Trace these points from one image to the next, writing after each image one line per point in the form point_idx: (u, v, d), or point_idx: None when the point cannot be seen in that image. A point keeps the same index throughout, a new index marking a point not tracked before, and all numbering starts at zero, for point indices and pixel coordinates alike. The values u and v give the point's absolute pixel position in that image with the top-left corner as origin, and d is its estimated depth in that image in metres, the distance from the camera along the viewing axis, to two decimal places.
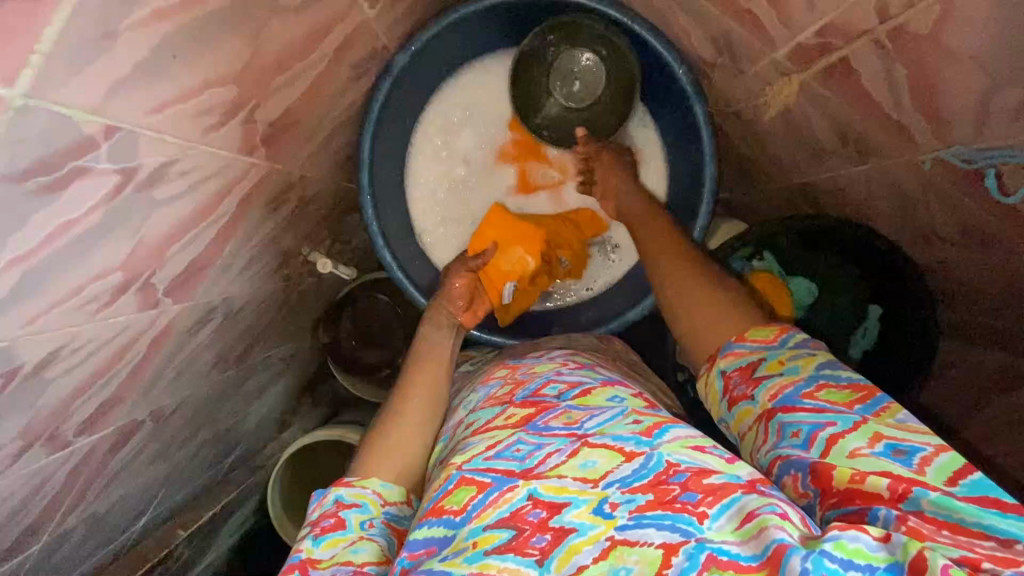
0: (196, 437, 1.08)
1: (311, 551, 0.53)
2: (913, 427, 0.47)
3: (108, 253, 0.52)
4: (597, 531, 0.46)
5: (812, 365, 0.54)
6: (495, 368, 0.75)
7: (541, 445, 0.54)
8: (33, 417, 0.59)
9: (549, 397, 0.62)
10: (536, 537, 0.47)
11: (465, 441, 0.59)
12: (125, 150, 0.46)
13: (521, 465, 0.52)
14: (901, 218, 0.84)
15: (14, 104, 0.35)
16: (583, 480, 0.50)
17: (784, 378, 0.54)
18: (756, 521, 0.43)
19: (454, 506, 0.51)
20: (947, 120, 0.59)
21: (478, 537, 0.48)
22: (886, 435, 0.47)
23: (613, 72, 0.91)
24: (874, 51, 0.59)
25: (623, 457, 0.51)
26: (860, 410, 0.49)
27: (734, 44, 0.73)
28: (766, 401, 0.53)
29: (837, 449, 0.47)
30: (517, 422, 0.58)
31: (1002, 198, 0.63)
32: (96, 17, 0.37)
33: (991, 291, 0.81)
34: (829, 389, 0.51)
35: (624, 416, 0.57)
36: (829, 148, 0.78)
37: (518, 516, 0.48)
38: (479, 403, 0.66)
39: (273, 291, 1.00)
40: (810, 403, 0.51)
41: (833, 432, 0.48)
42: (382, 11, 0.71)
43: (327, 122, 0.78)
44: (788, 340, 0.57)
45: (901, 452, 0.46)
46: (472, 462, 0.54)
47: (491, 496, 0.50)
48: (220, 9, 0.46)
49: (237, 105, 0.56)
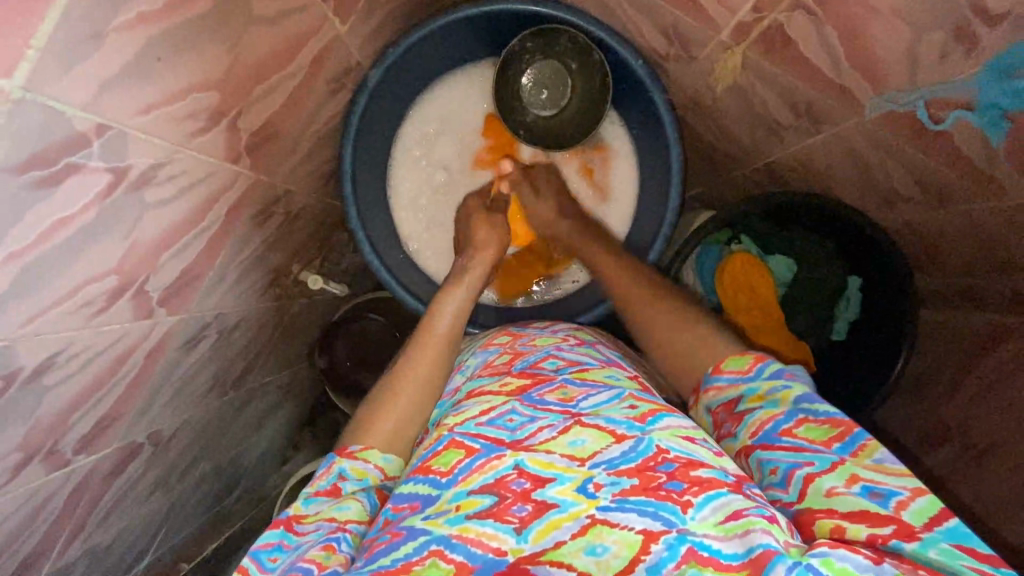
0: (196, 467, 1.07)
1: (300, 509, 0.57)
2: (890, 467, 0.48)
3: (102, 255, 0.55)
4: (578, 509, 0.48)
5: (791, 399, 0.55)
6: (499, 334, 0.78)
7: (534, 418, 0.56)
8: (30, 430, 0.60)
9: (546, 370, 0.65)
10: (517, 505, 0.48)
11: (459, 404, 0.62)
12: (116, 149, 0.49)
13: (511, 435, 0.54)
14: (864, 186, 0.87)
15: (13, 97, 0.38)
16: (570, 457, 0.52)
17: (765, 412, 0.55)
18: (743, 520, 0.46)
19: (441, 468, 0.53)
20: (881, 71, 0.64)
21: (461, 501, 0.49)
22: (863, 477, 0.48)
23: (581, 86, 0.96)
24: (806, 18, 0.64)
25: (612, 438, 0.53)
26: (837, 449, 0.50)
27: (682, 32, 0.79)
28: (747, 438, 0.55)
29: (813, 489, 0.49)
30: (512, 390, 0.61)
31: (934, 125, 0.66)
32: (86, 18, 0.40)
33: (955, 246, 0.84)
34: (807, 425, 0.53)
35: (620, 399, 0.58)
36: (784, 121, 0.83)
37: (502, 483, 0.50)
38: (478, 370, 0.69)
39: (266, 312, 1.01)
40: (788, 441, 0.52)
41: (810, 472, 0.50)
42: (353, 27, 0.77)
43: (307, 136, 0.82)
44: (765, 370, 0.58)
45: (878, 494, 0.47)
46: (464, 425, 0.57)
47: (478, 461, 0.52)
48: (202, 18, 0.51)
49: (220, 112, 0.60)
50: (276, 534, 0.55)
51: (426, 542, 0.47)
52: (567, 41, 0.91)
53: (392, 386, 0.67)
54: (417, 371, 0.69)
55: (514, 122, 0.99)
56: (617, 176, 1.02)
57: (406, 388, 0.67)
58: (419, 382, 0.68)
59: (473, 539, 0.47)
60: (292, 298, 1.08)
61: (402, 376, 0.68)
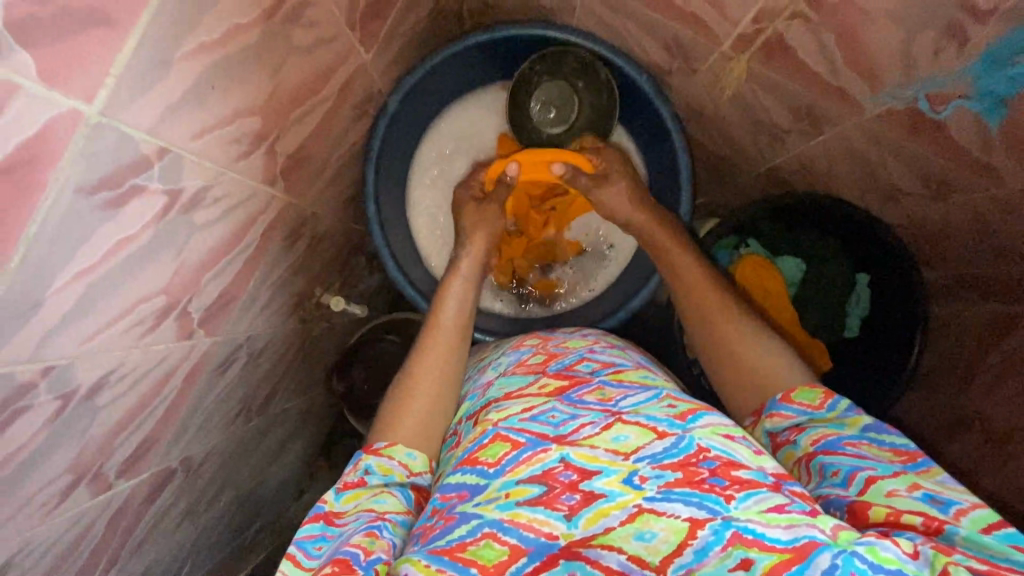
0: (221, 494, 1.06)
1: (333, 504, 0.58)
2: (953, 486, 0.50)
3: (154, 275, 0.57)
4: (625, 498, 0.48)
5: (860, 425, 0.57)
6: (526, 339, 0.79)
7: (575, 415, 0.57)
8: (81, 450, 0.61)
9: (583, 371, 0.66)
10: (566, 495, 0.49)
11: (499, 402, 0.62)
12: (173, 172, 0.52)
13: (555, 431, 0.55)
14: (864, 183, 0.91)
15: (90, 121, 0.41)
16: (614, 452, 0.52)
17: (829, 428, 0.57)
18: (786, 514, 0.45)
19: (490, 458, 0.53)
20: (877, 71, 0.68)
21: (511, 489, 0.50)
22: (924, 485, 0.50)
23: (589, 102, 1.00)
24: (804, 26, 0.68)
25: (654, 435, 0.53)
26: (901, 466, 0.52)
27: (685, 47, 0.83)
28: (808, 445, 0.57)
29: (874, 488, 0.50)
30: (552, 391, 0.62)
31: (933, 114, 0.69)
32: (157, 47, 0.44)
33: (958, 235, 0.87)
34: (872, 446, 0.55)
35: (658, 399, 0.59)
36: (786, 126, 0.87)
37: (549, 475, 0.50)
38: (509, 368, 0.71)
39: (291, 335, 1.03)
40: (851, 450, 0.54)
41: (872, 474, 0.51)
42: (375, 55, 0.81)
43: (333, 159, 0.85)
44: (836, 405, 0.59)
45: (938, 500, 0.48)
46: (508, 420, 0.57)
47: (524, 454, 0.53)
48: (251, 47, 0.55)
49: (261, 136, 0.63)
50: (318, 526, 0.56)
51: (479, 525, 0.48)
52: (573, 61, 0.96)
53: (407, 384, 0.68)
54: (427, 369, 0.69)
55: (526, 140, 1.03)
56: None
57: (423, 385, 0.68)
58: (432, 379, 0.69)
59: (524, 523, 0.47)
60: (314, 322, 1.09)
61: (419, 371, 0.69)
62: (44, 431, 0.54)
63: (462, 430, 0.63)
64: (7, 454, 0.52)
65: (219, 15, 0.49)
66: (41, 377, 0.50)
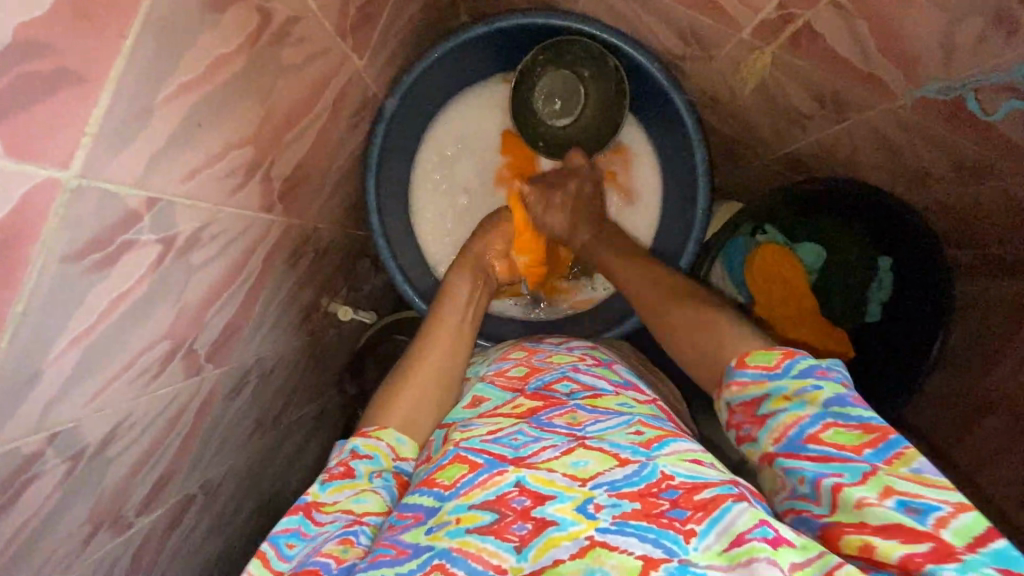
0: (245, 511, 1.05)
1: (318, 494, 0.54)
2: (930, 478, 0.41)
3: (155, 323, 0.54)
4: (578, 529, 0.43)
5: (821, 400, 0.46)
6: (513, 348, 0.71)
7: (538, 438, 0.51)
8: (97, 500, 0.60)
9: (559, 393, 0.59)
10: (517, 524, 0.44)
11: (468, 422, 0.58)
12: (165, 220, 0.48)
13: (515, 452, 0.50)
14: (891, 166, 0.84)
15: (70, 185, 0.38)
16: (572, 477, 0.47)
17: (790, 415, 0.47)
18: (745, 546, 0.41)
19: (445, 481, 0.49)
20: (916, 58, 0.64)
21: (462, 514, 0.46)
22: (897, 489, 0.41)
23: (596, 93, 0.95)
24: (835, 12, 0.64)
25: (616, 461, 0.48)
26: (869, 456, 0.43)
27: (700, 33, 0.78)
28: (768, 444, 0.47)
29: (842, 502, 0.42)
30: (523, 413, 0.56)
31: (983, 117, 0.66)
32: (134, 97, 0.40)
33: (992, 218, 0.80)
34: (837, 429, 0.45)
35: (626, 425, 0.53)
36: (807, 111, 0.82)
37: (503, 500, 0.46)
38: (489, 374, 0.66)
39: (302, 348, 0.99)
40: (815, 449, 0.45)
41: (837, 483, 0.43)
42: (370, 60, 0.76)
43: (332, 171, 0.81)
44: (793, 367, 0.48)
45: (914, 510, 0.40)
46: (470, 441, 0.53)
47: (480, 476, 0.48)
48: (237, 76, 0.50)
49: (255, 164, 0.59)
50: (295, 520, 0.52)
51: (429, 558, 0.44)
52: (580, 49, 0.90)
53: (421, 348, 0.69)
54: (442, 337, 0.70)
55: (530, 135, 0.98)
56: (640, 179, 1.01)
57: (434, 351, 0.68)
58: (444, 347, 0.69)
59: (472, 553, 0.43)
60: (324, 333, 1.06)
61: (434, 338, 0.70)
62: (56, 493, 0.53)
63: (433, 445, 0.59)
64: (23, 520, 0.50)
65: (199, 49, 0.44)
66: (47, 444, 0.48)
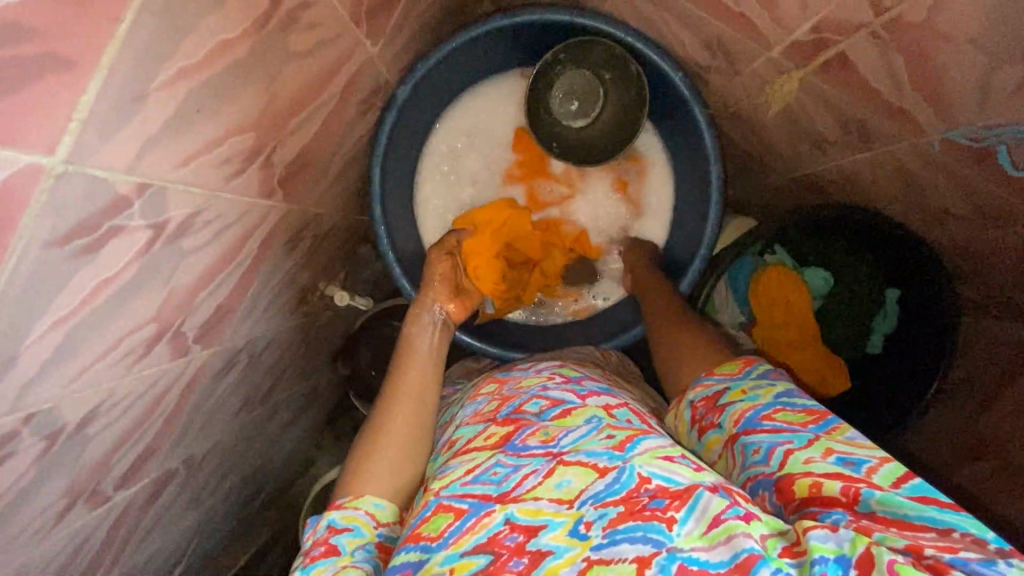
0: (228, 484, 1.04)
1: None
2: (860, 441, 0.47)
3: (141, 307, 0.53)
4: (573, 553, 0.43)
5: (773, 393, 0.52)
6: (486, 383, 0.68)
7: (517, 466, 0.50)
8: (75, 475, 0.59)
9: (530, 414, 0.56)
10: (513, 561, 0.43)
11: (445, 464, 0.55)
12: (156, 205, 0.47)
13: (498, 489, 0.48)
14: (909, 199, 0.82)
15: (54, 171, 0.37)
16: (558, 501, 0.46)
17: (746, 403, 0.52)
18: (723, 526, 0.41)
19: (431, 533, 0.47)
20: (950, 100, 0.61)
21: (456, 563, 0.44)
22: (837, 448, 0.46)
23: (615, 97, 0.92)
24: (872, 43, 0.61)
25: (596, 472, 0.47)
26: (813, 428, 0.48)
27: (727, 46, 0.75)
28: (730, 427, 0.51)
29: (793, 459, 0.46)
30: (497, 442, 0.54)
31: (1014, 170, 0.64)
32: (128, 82, 0.38)
33: (1004, 266, 0.77)
34: (785, 411, 0.50)
35: (597, 430, 0.52)
36: (831, 137, 0.79)
37: (495, 540, 0.44)
38: (466, 420, 0.62)
39: (296, 330, 0.98)
40: (769, 424, 0.49)
41: (788, 447, 0.46)
42: (384, 47, 0.74)
43: (338, 158, 0.79)
44: (753, 370, 0.55)
45: (851, 461, 0.44)
46: (450, 487, 0.50)
47: (468, 521, 0.46)
48: (241, 62, 0.48)
49: (256, 150, 0.57)
50: None
51: None
52: (601, 50, 0.87)
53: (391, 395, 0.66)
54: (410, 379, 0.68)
55: (545, 135, 0.95)
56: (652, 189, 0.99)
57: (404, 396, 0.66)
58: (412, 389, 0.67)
59: None
60: (319, 315, 1.05)
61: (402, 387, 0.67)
62: (31, 469, 0.53)
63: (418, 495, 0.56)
64: None
65: (201, 34, 0.43)
66: (23, 424, 0.47)
